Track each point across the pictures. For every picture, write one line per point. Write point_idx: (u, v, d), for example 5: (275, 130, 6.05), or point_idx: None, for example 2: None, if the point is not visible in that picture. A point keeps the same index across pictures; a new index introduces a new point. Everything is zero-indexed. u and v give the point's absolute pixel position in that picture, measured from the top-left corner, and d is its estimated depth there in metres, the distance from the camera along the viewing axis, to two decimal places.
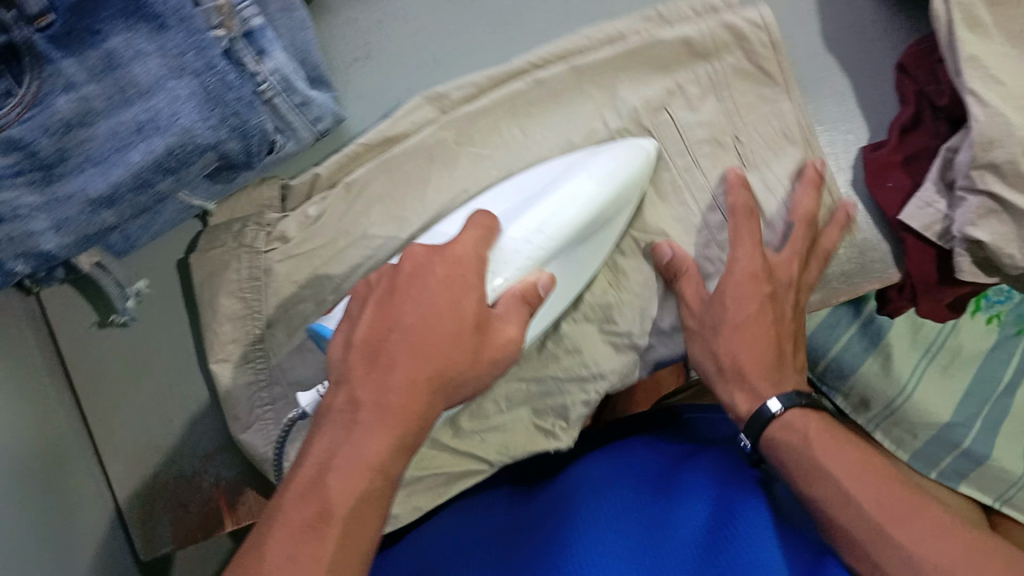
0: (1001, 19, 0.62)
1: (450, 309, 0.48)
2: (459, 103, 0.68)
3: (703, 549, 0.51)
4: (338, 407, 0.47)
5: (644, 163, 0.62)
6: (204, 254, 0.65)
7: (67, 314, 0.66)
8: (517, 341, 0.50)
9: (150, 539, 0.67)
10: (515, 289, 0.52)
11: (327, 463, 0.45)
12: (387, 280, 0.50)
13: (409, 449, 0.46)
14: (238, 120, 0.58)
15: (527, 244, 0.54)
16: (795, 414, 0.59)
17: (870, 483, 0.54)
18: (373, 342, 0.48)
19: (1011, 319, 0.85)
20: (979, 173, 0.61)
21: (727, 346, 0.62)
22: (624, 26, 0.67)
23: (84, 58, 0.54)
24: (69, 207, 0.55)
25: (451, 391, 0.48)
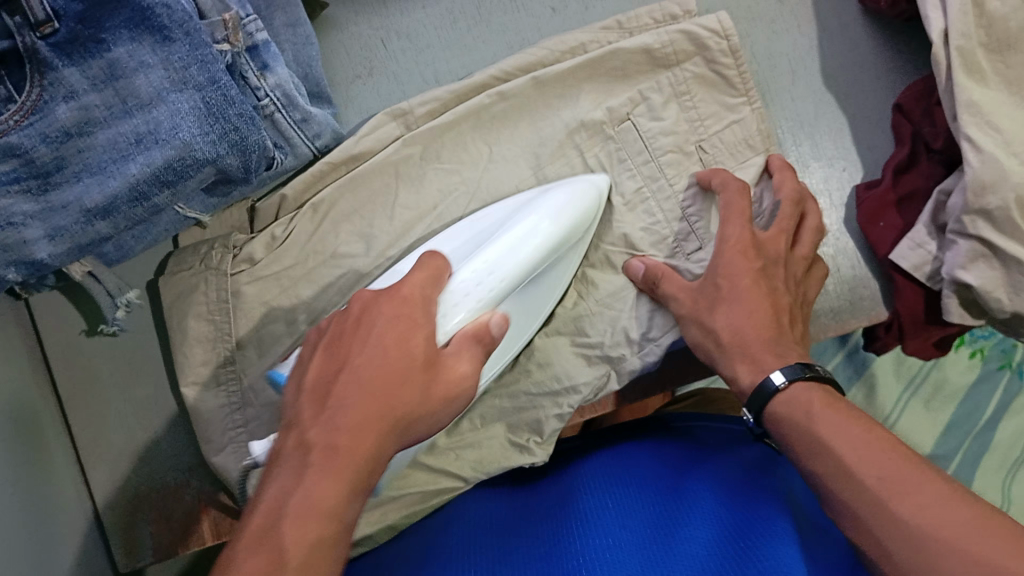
0: (999, 65, 0.63)
1: (395, 347, 0.45)
2: (423, 119, 0.68)
3: (717, 554, 0.45)
4: (289, 451, 0.43)
5: (597, 199, 0.63)
6: (172, 277, 0.65)
7: (56, 321, 0.67)
8: (470, 379, 0.47)
9: (132, 548, 0.67)
10: (468, 330, 0.49)
11: (280, 508, 0.40)
12: (336, 325, 0.48)
13: (364, 490, 0.42)
14: (239, 136, 0.57)
15: (478, 285, 0.52)
16: (799, 387, 0.52)
17: (871, 447, 0.45)
18: (323, 384, 0.45)
19: (994, 353, 0.97)
20: (971, 218, 0.61)
21: (721, 320, 0.58)
22: (582, 37, 0.68)
23: (86, 68, 0.53)
24: (65, 216, 0.55)
25: (404, 430, 0.45)
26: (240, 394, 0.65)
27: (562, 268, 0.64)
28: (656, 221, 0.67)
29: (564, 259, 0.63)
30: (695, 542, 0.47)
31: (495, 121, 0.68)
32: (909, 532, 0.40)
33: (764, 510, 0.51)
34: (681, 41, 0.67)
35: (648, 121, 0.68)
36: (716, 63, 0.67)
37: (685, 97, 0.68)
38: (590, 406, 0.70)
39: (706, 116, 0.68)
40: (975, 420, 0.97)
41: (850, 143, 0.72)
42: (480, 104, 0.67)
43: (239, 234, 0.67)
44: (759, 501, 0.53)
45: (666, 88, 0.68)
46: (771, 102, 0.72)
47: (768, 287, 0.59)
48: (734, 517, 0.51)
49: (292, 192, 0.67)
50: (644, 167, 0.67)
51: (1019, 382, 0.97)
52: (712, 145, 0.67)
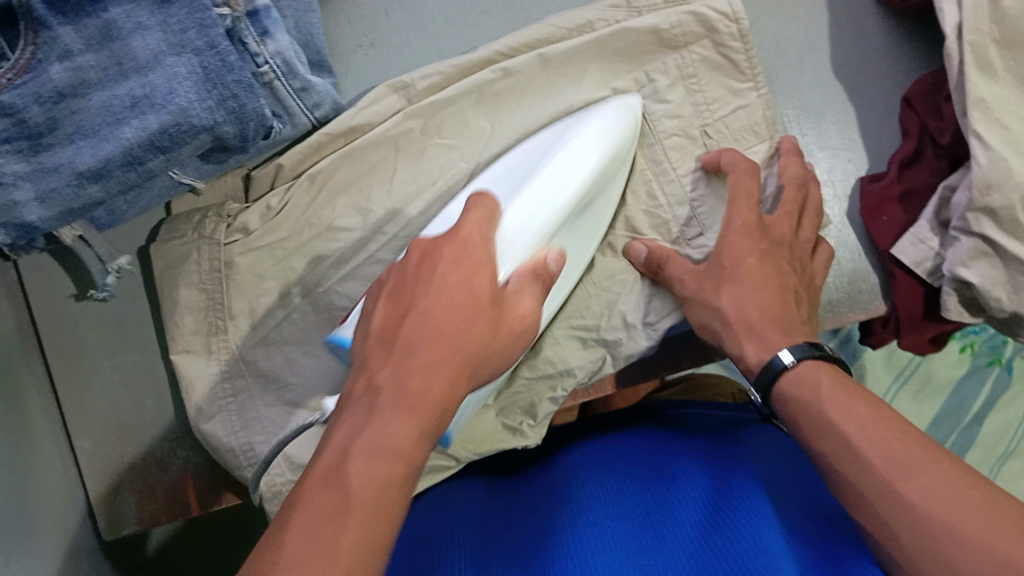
0: (1012, 63, 0.62)
1: (461, 285, 0.45)
2: (424, 93, 0.66)
3: (701, 536, 0.46)
4: (358, 395, 0.41)
5: (633, 123, 0.62)
6: (163, 245, 0.64)
7: (46, 285, 0.66)
8: (535, 315, 0.47)
9: (116, 517, 0.66)
10: (526, 266, 0.49)
11: (348, 446, 0.39)
12: (397, 275, 0.47)
13: (433, 433, 0.41)
14: (237, 103, 0.56)
15: (527, 225, 0.51)
16: (807, 366, 0.51)
17: (881, 429, 0.44)
18: (388, 329, 0.44)
19: (984, 349, 0.97)
20: (975, 216, 0.61)
21: (728, 300, 0.58)
22: (589, 15, 0.67)
23: (81, 27, 0.53)
24: (57, 178, 0.53)
25: (475, 372, 0.44)
26: (230, 363, 0.65)
27: (607, 197, 0.62)
28: (657, 205, 0.66)
29: (606, 193, 0.62)
30: (688, 530, 0.48)
31: (497, 99, 0.66)
32: (913, 514, 0.40)
33: (741, 482, 0.52)
34: (690, 23, 0.65)
35: (653, 104, 0.67)
36: (725, 47, 0.66)
37: (691, 80, 0.67)
38: (582, 390, 0.69)
39: (711, 101, 0.67)
40: (962, 415, 0.97)
41: (856, 134, 0.71)
42: (483, 80, 0.66)
43: (234, 203, 0.66)
44: (737, 474, 0.53)
45: (672, 70, 0.67)
46: (777, 89, 0.71)
47: (775, 266, 0.59)
48: (717, 496, 0.51)
49: (286, 160, 0.65)
50: (647, 150, 0.66)
51: (1008, 379, 0.97)
52: (717, 131, 0.66)
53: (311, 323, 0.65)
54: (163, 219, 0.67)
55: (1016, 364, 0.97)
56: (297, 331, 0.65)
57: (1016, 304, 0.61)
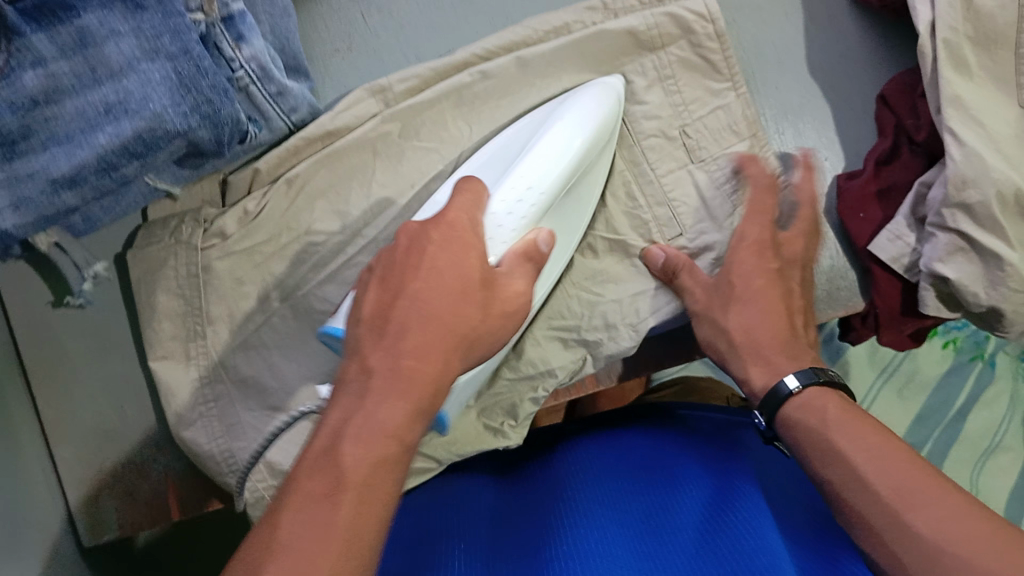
0: (985, 59, 0.62)
1: (453, 269, 0.45)
2: (402, 96, 0.67)
3: (700, 532, 0.46)
4: (351, 380, 0.42)
5: (616, 104, 0.62)
6: (141, 251, 0.64)
7: (22, 293, 0.65)
8: (525, 296, 0.49)
9: (95, 523, 0.66)
10: (517, 249, 0.50)
11: (341, 430, 0.39)
12: (386, 261, 0.46)
13: (426, 416, 0.41)
14: (211, 108, 0.56)
15: (519, 204, 0.52)
16: (812, 393, 0.52)
17: (888, 457, 0.44)
18: (379, 312, 0.44)
19: (967, 345, 0.98)
20: (951, 212, 0.61)
21: (736, 319, 0.58)
22: (567, 17, 0.67)
23: (55, 35, 0.52)
24: (30, 186, 0.54)
25: (468, 350, 0.45)
26: (210, 369, 0.64)
27: (595, 174, 0.61)
28: (637, 206, 0.66)
29: (596, 165, 0.61)
30: (688, 529, 0.47)
31: (476, 100, 0.67)
32: (921, 542, 0.40)
33: (744, 490, 0.51)
34: (666, 24, 0.66)
35: (632, 106, 0.67)
36: (701, 47, 0.66)
37: (669, 82, 0.67)
38: (563, 390, 0.69)
39: (690, 101, 0.67)
40: (947, 411, 0.97)
41: (834, 133, 0.71)
42: (461, 83, 0.66)
43: (210, 208, 0.66)
44: (739, 483, 0.53)
45: (650, 72, 0.67)
46: (757, 90, 0.71)
47: (782, 288, 0.59)
48: (718, 496, 0.51)
49: (263, 165, 0.66)
50: (626, 151, 0.67)
51: (990, 374, 0.98)
52: (695, 131, 0.66)
53: (291, 326, 0.65)
54: (140, 226, 0.66)
55: (998, 359, 0.98)
56: (278, 337, 0.65)
57: (995, 299, 0.61)
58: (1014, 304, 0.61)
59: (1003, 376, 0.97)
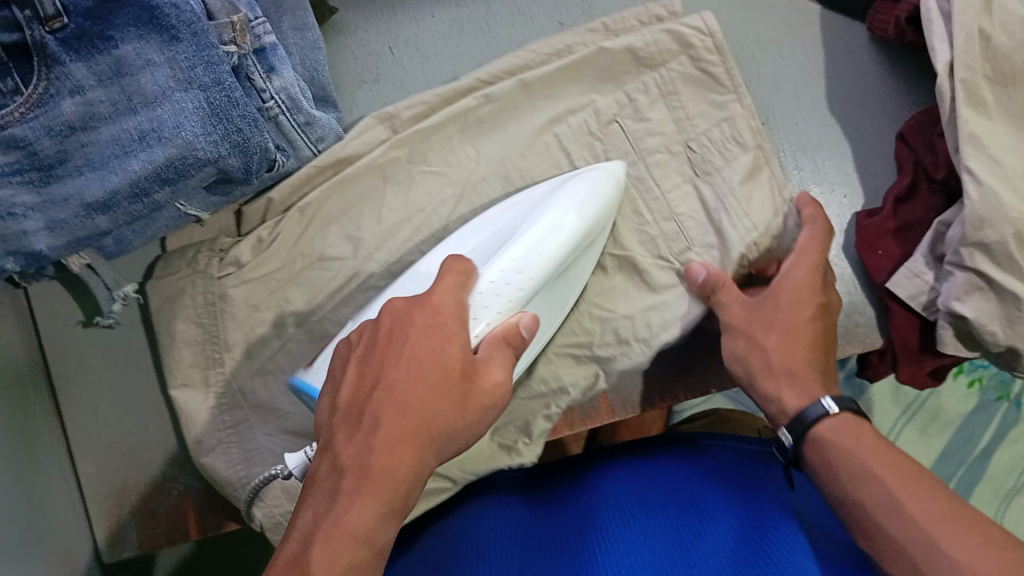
0: (1003, 100, 0.63)
1: (432, 359, 0.47)
2: (409, 122, 0.69)
3: (734, 558, 0.46)
4: (326, 473, 0.45)
5: (615, 190, 0.62)
6: (160, 280, 0.66)
7: (53, 311, 0.68)
8: (504, 384, 0.49)
9: (116, 541, 0.67)
10: (498, 331, 0.52)
11: (313, 532, 0.43)
12: (368, 338, 0.49)
13: (400, 513, 0.44)
14: (241, 137, 0.58)
15: (506, 284, 0.54)
16: (845, 417, 0.53)
17: (934, 502, 0.45)
18: (358, 401, 0.47)
19: (992, 384, 0.97)
20: (968, 251, 0.61)
21: (774, 344, 0.58)
22: (568, 39, 0.70)
23: (93, 64, 0.54)
24: (65, 209, 0.55)
25: (442, 445, 0.46)
26: (227, 393, 0.66)
27: (590, 254, 0.63)
28: (651, 236, 0.67)
29: (585, 254, 0.62)
30: (718, 554, 0.48)
31: (481, 124, 0.69)
32: (954, 569, 0.41)
33: (777, 520, 0.52)
34: (665, 40, 0.68)
35: (634, 122, 0.68)
36: (702, 61, 0.67)
37: (672, 97, 0.68)
38: (578, 419, 0.69)
39: (694, 115, 0.68)
40: (970, 450, 0.97)
41: (852, 171, 0.72)
42: (466, 106, 0.68)
43: (226, 238, 0.68)
44: (768, 515, 0.53)
45: (652, 89, 0.68)
46: (773, 126, 0.73)
47: (824, 324, 0.59)
48: (750, 528, 0.51)
49: (277, 194, 0.67)
50: (631, 167, 0.68)
51: (1015, 415, 0.97)
52: (700, 144, 0.67)
53: (306, 350, 0.66)
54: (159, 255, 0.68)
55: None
56: (293, 361, 0.66)
57: (1013, 337, 0.61)
58: None
59: None
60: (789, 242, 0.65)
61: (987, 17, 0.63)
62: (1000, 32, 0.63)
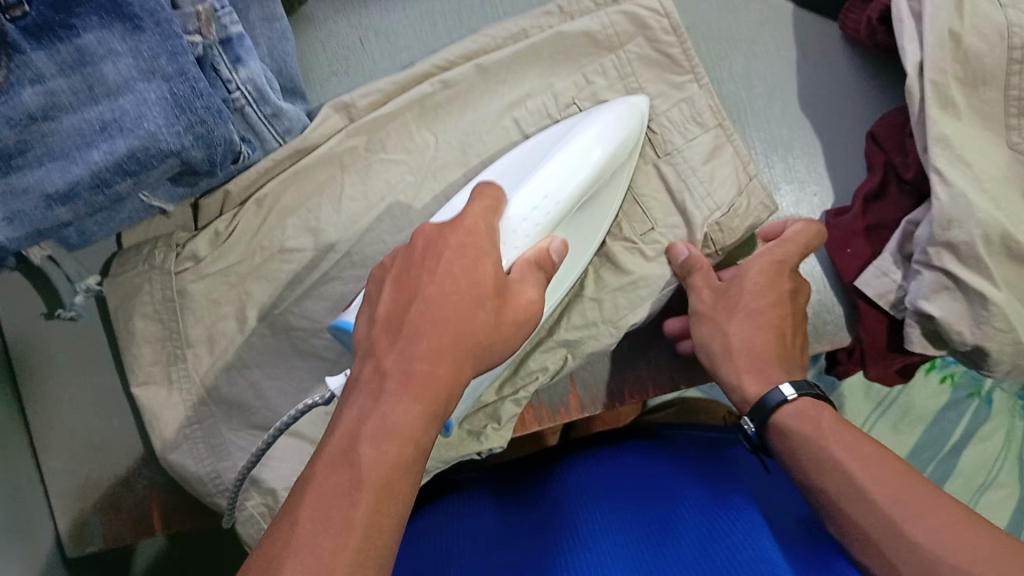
0: (973, 101, 0.64)
1: (467, 274, 0.44)
2: (365, 111, 0.68)
3: (696, 543, 0.47)
4: (366, 377, 0.42)
5: (638, 123, 0.61)
6: (116, 279, 0.65)
7: (14, 303, 0.68)
8: (537, 302, 0.47)
9: (80, 535, 0.66)
10: (529, 255, 0.49)
11: (358, 429, 0.39)
12: (401, 261, 0.46)
13: (441, 416, 0.41)
14: (204, 129, 0.57)
15: (536, 212, 0.52)
16: (805, 402, 0.53)
17: (895, 482, 0.44)
18: (396, 313, 0.43)
19: (964, 380, 0.97)
20: (936, 251, 0.62)
21: (737, 329, 0.60)
22: (524, 22, 0.70)
23: (53, 52, 0.53)
24: (25, 201, 0.54)
25: (479, 357, 0.43)
26: (193, 393, 0.65)
27: (614, 191, 0.62)
28: (619, 230, 0.67)
29: (610, 186, 0.61)
30: (682, 538, 0.49)
31: (438, 109, 0.69)
32: (921, 556, 0.41)
33: (738, 502, 0.52)
34: (622, 22, 0.68)
35: (592, 105, 0.68)
36: (659, 42, 0.68)
37: (630, 79, 0.69)
38: (550, 414, 0.71)
39: (653, 96, 0.69)
40: (941, 445, 0.97)
41: (823, 168, 0.73)
42: (423, 93, 0.68)
43: (182, 233, 0.67)
44: (731, 496, 0.54)
45: (610, 72, 0.69)
46: (744, 121, 0.74)
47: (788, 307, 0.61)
48: (712, 512, 0.52)
49: (235, 186, 0.66)
50: None
51: (987, 411, 0.97)
52: (660, 125, 0.68)
53: (270, 346, 0.66)
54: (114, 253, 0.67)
55: (995, 396, 0.97)
56: (259, 354, 0.66)
57: (981, 337, 0.61)
58: (1000, 344, 0.61)
59: (1000, 412, 0.97)
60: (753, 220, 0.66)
61: (958, 20, 0.63)
62: (972, 34, 0.63)
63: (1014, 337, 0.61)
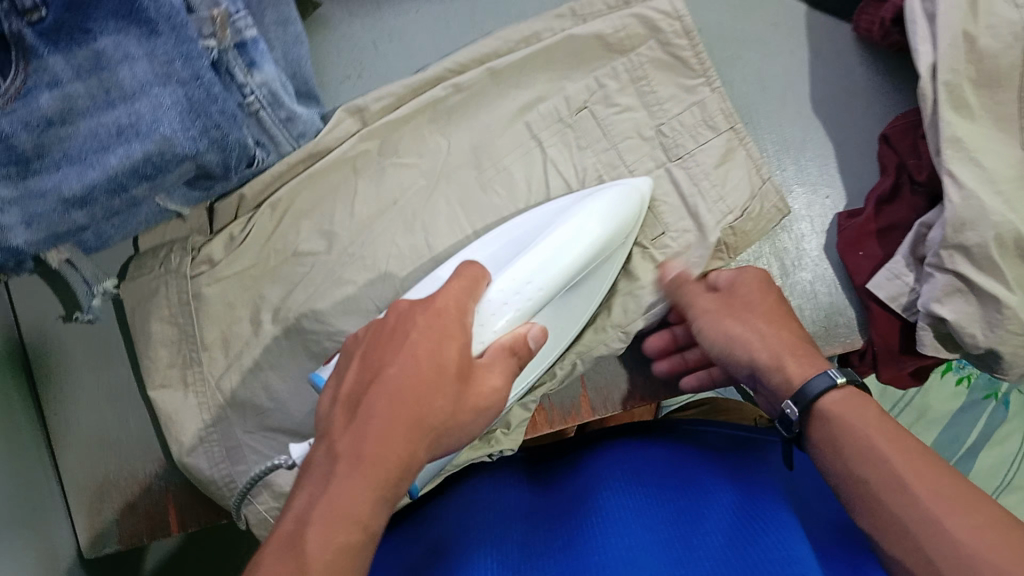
0: (987, 102, 0.63)
1: (429, 356, 0.44)
2: (378, 114, 0.68)
3: (729, 541, 0.46)
4: (321, 460, 0.42)
5: (637, 210, 0.61)
6: (133, 281, 0.66)
7: (35, 304, 0.69)
8: (500, 391, 0.47)
9: (96, 536, 0.67)
10: (504, 340, 0.49)
11: (306, 515, 0.40)
12: (372, 336, 0.47)
13: (391, 500, 0.42)
14: (219, 133, 0.58)
15: (517, 295, 0.52)
16: (847, 391, 0.52)
17: (936, 478, 0.44)
18: (357, 393, 0.44)
19: (981, 383, 0.97)
20: (949, 253, 0.61)
21: (760, 322, 0.59)
22: (536, 26, 0.70)
23: (71, 57, 0.54)
24: (42, 203, 0.55)
25: (434, 440, 0.44)
26: (210, 395, 0.66)
27: (604, 277, 0.63)
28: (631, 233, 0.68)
29: (601, 270, 0.62)
30: (716, 535, 0.48)
31: (451, 113, 0.69)
32: (958, 550, 0.40)
33: (771, 503, 0.52)
34: (634, 25, 0.69)
35: (604, 109, 0.69)
36: (671, 45, 0.68)
37: (643, 82, 0.69)
38: (560, 417, 0.71)
39: (665, 100, 0.69)
40: (956, 448, 0.97)
41: (835, 171, 0.73)
42: (436, 97, 0.68)
43: (198, 236, 0.67)
44: (765, 496, 0.53)
45: (622, 75, 0.69)
46: (756, 124, 0.74)
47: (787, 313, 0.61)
48: (747, 511, 0.51)
49: (249, 191, 0.67)
50: (603, 154, 0.69)
51: (1002, 413, 0.97)
52: (672, 129, 0.68)
53: (284, 348, 0.66)
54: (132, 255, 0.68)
55: (1011, 399, 0.97)
56: (273, 356, 0.66)
57: (993, 340, 0.61)
58: (1013, 346, 0.61)
59: (1017, 414, 0.97)
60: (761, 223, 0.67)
61: (972, 21, 0.63)
62: (985, 35, 0.63)
63: None
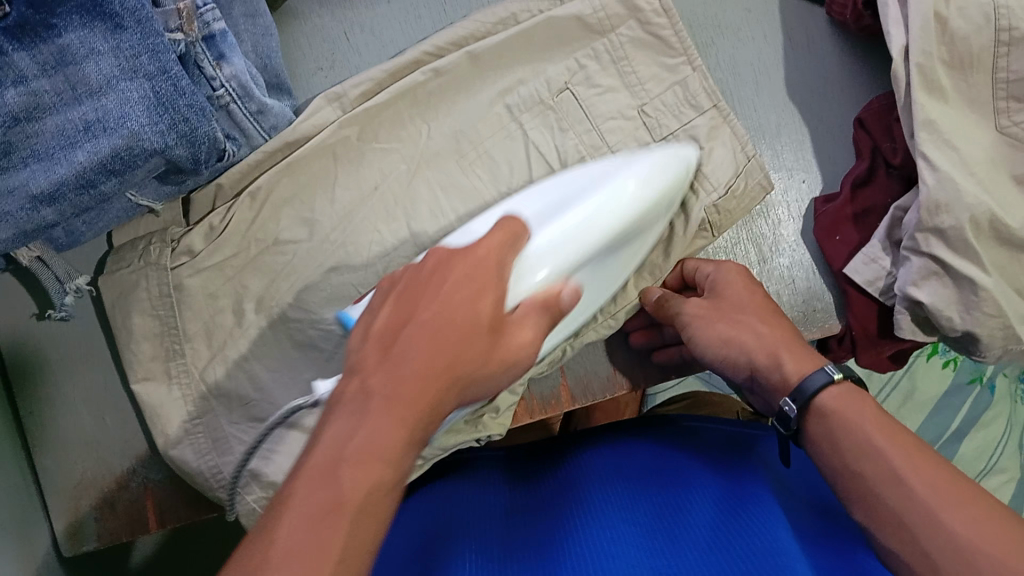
0: (960, 84, 0.63)
1: (465, 307, 0.44)
2: (357, 102, 0.68)
3: (715, 535, 0.46)
4: (350, 396, 0.40)
5: (683, 174, 0.61)
6: (112, 274, 0.65)
7: (9, 304, 0.68)
8: (532, 347, 0.46)
9: (76, 533, 0.66)
10: (535, 296, 0.48)
11: (342, 446, 0.37)
12: (406, 280, 0.46)
13: (418, 444, 0.40)
14: (188, 126, 0.56)
15: (554, 251, 0.54)
16: (838, 389, 0.51)
17: (934, 473, 0.44)
18: (390, 331, 0.43)
19: (966, 366, 0.97)
20: (924, 236, 0.61)
21: (750, 319, 0.58)
22: (513, 7, 0.69)
23: (36, 53, 0.53)
24: (13, 201, 0.55)
25: (462, 390, 0.43)
26: (192, 387, 0.65)
27: (644, 240, 0.63)
28: None
29: (646, 230, 0.62)
30: (702, 528, 0.48)
31: (430, 99, 0.69)
32: (958, 545, 0.40)
33: (756, 496, 0.52)
34: (612, 6, 0.68)
35: (586, 90, 0.69)
36: (650, 24, 0.68)
37: (623, 63, 0.69)
38: (540, 406, 0.71)
39: (645, 79, 0.69)
40: (942, 431, 0.97)
41: (810, 155, 0.73)
42: (416, 81, 0.68)
43: (176, 228, 0.66)
44: (747, 488, 0.54)
45: (602, 56, 0.69)
46: (735, 108, 0.74)
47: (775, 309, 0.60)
48: (730, 504, 0.51)
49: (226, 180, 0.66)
50: (585, 135, 0.68)
51: (987, 397, 0.98)
52: (654, 108, 0.68)
53: (268, 338, 0.66)
54: (106, 251, 0.68)
55: (998, 382, 0.98)
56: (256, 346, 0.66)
57: (971, 323, 0.61)
58: (990, 329, 0.61)
59: (1001, 398, 0.97)
60: (743, 204, 0.67)
61: (944, 3, 0.63)
62: (957, 17, 0.63)
63: (1004, 321, 0.61)
